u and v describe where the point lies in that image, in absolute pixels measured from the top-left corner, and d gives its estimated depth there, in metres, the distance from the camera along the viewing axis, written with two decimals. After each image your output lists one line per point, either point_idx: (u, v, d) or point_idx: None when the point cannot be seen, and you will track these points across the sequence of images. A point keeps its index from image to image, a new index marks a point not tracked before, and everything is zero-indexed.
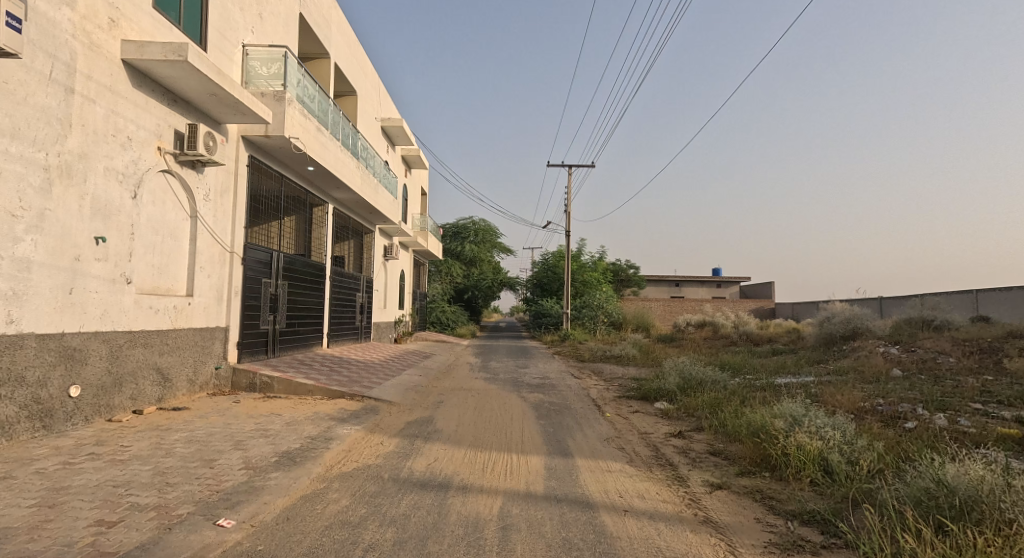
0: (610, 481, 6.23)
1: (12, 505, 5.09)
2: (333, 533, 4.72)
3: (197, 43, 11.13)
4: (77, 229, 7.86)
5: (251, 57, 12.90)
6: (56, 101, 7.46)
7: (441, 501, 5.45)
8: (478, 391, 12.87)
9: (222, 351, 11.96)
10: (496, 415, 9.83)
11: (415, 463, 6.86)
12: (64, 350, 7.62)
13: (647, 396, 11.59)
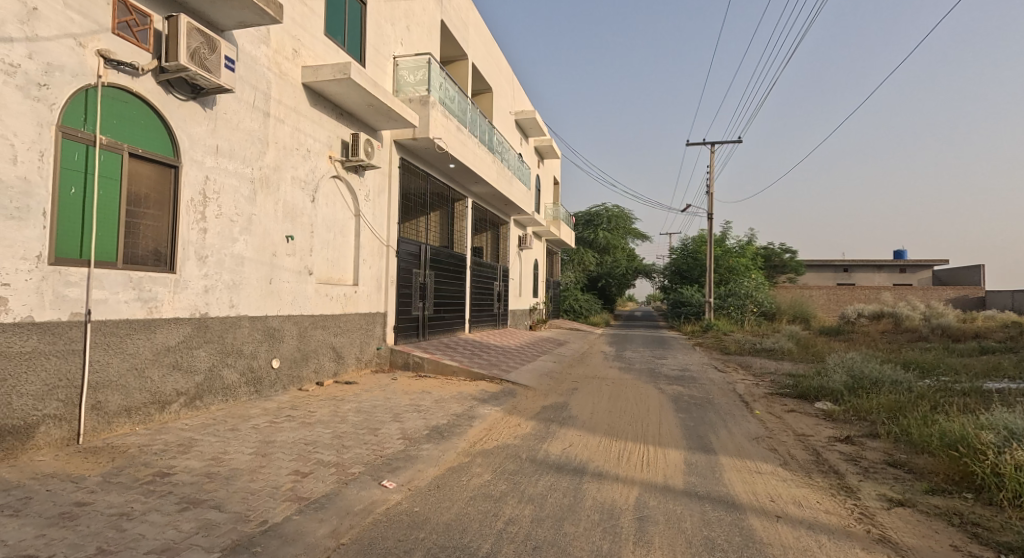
0: (760, 483, 6.10)
1: (239, 451, 6.46)
2: (477, 504, 5.36)
3: (356, 60, 12.74)
4: (275, 230, 9.60)
5: (401, 67, 14.38)
6: (258, 124, 9.13)
7: (577, 485, 5.97)
8: (612, 380, 13.29)
9: (382, 333, 13.69)
10: (631, 405, 10.22)
11: (549, 446, 7.55)
12: (268, 330, 9.42)
13: (805, 394, 11.11)
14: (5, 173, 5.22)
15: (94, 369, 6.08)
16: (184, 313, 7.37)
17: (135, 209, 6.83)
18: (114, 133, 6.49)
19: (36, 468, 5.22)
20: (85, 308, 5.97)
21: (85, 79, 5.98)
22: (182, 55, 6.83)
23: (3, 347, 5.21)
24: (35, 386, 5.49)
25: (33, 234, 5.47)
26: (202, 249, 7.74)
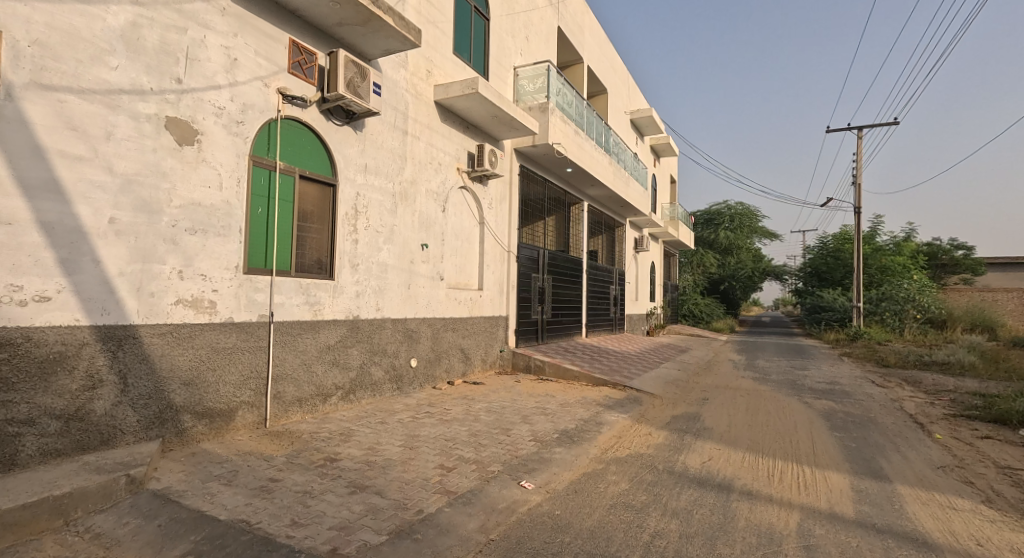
0: (958, 522, 5.49)
1: (390, 442, 7.09)
2: (619, 513, 5.44)
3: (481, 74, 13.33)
4: (413, 239, 10.22)
5: (520, 77, 14.75)
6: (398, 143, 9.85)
7: (725, 503, 5.81)
8: (748, 391, 12.58)
9: (504, 336, 14.14)
10: (774, 420, 9.64)
11: (686, 458, 7.38)
12: (407, 331, 10.08)
13: (1002, 418, 9.70)
14: (213, 198, 6.19)
15: (276, 363, 6.98)
16: (340, 315, 8.13)
17: (304, 223, 7.66)
18: (289, 159, 7.33)
19: (238, 446, 6.16)
20: (269, 310, 6.89)
21: (268, 114, 6.88)
22: (340, 85, 7.59)
23: (213, 343, 6.20)
24: (235, 376, 6.44)
25: (233, 248, 6.41)
26: (355, 258, 8.50)
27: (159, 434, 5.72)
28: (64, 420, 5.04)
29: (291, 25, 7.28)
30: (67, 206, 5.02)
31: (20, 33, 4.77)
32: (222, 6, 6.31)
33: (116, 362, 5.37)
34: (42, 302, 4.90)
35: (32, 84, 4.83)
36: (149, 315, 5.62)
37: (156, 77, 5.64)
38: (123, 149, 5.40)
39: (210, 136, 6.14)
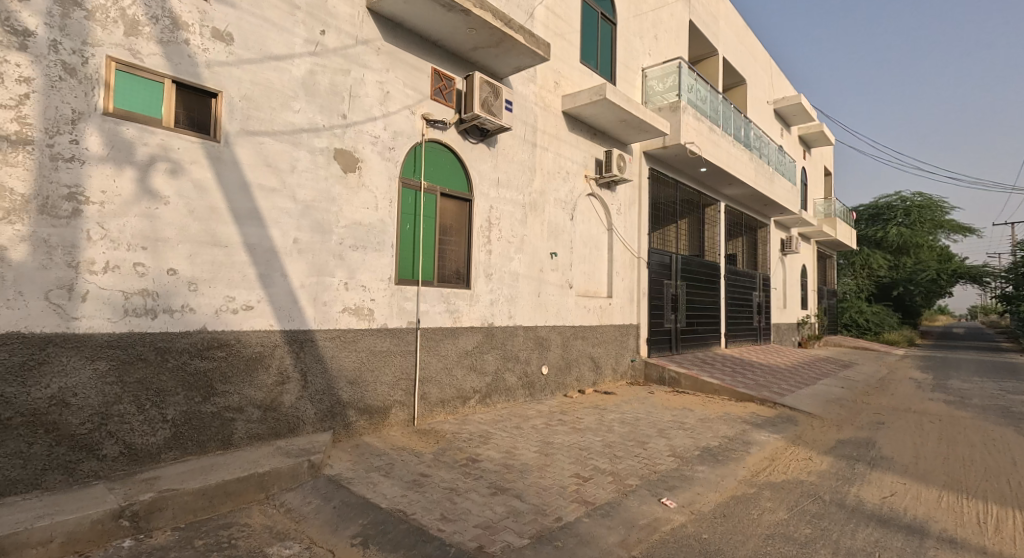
0: None
1: (525, 447, 7.37)
2: (777, 545, 5.16)
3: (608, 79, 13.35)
4: (540, 248, 10.08)
5: (650, 78, 14.54)
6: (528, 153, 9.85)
7: (916, 548, 5.21)
8: (938, 418, 10.95)
9: (635, 345, 13.89)
10: (979, 456, 8.35)
11: (860, 491, 6.73)
12: (537, 339, 10.06)
13: None
14: (371, 218, 6.86)
15: (423, 366, 7.53)
16: (477, 321, 8.40)
17: (445, 237, 7.99)
18: (432, 179, 7.74)
19: (392, 440, 6.83)
20: (417, 317, 7.43)
21: (414, 138, 7.39)
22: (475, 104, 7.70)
23: (372, 346, 6.90)
24: (389, 378, 7.09)
25: (386, 262, 7.00)
26: (489, 268, 8.64)
27: (331, 426, 6.53)
28: (262, 409, 6.00)
29: (433, 54, 7.68)
30: (264, 229, 5.97)
31: (233, 90, 5.79)
32: (376, 46, 6.96)
33: (299, 362, 6.26)
34: (247, 311, 5.89)
35: (242, 132, 5.84)
36: (322, 322, 6.44)
37: (327, 115, 6.47)
38: (304, 179, 6.26)
39: (369, 163, 6.82)
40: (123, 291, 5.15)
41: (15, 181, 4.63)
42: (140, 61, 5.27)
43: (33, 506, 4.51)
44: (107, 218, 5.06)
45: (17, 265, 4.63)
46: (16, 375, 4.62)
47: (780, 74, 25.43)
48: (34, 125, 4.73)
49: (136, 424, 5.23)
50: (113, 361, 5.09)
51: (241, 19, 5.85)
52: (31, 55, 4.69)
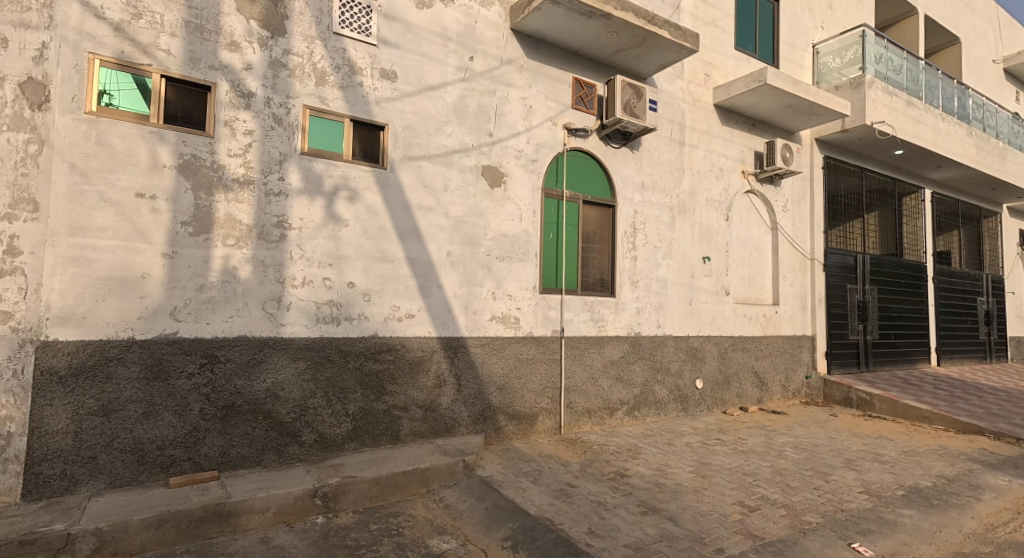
0: None
1: (680, 467, 6.94)
2: None
3: (769, 63, 11.58)
4: (691, 252, 8.96)
5: (822, 53, 12.25)
6: (679, 149, 8.86)
7: None
8: None
9: (811, 360, 11.62)
10: None
11: None
12: (689, 350, 8.87)
13: None
14: (515, 229, 7.06)
15: (568, 374, 7.51)
16: (623, 330, 8.06)
17: (589, 245, 7.87)
18: (575, 187, 7.72)
19: (540, 447, 6.97)
20: (561, 326, 7.45)
21: (556, 149, 7.45)
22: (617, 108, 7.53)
23: (519, 354, 7.09)
24: (536, 385, 7.21)
25: (530, 271, 7.17)
26: (635, 275, 8.21)
27: (483, 429, 6.84)
28: (423, 409, 6.52)
29: (574, 63, 7.72)
30: (423, 245, 6.49)
31: (397, 122, 6.40)
32: (520, 64, 7.18)
33: (454, 366, 6.67)
34: (410, 319, 6.44)
35: (404, 158, 6.41)
36: (473, 329, 6.79)
37: (476, 135, 6.81)
38: (455, 196, 6.67)
39: (513, 177, 7.05)
40: (315, 301, 5.99)
41: (243, 214, 5.69)
42: (327, 105, 6.10)
43: (255, 479, 5.49)
44: (304, 241, 5.94)
45: (244, 282, 5.69)
46: (245, 370, 5.68)
47: (1012, 26, 20.66)
48: (255, 168, 5.75)
49: (326, 417, 6.06)
50: (309, 361, 5.96)
51: (403, 57, 6.46)
52: (252, 111, 5.75)
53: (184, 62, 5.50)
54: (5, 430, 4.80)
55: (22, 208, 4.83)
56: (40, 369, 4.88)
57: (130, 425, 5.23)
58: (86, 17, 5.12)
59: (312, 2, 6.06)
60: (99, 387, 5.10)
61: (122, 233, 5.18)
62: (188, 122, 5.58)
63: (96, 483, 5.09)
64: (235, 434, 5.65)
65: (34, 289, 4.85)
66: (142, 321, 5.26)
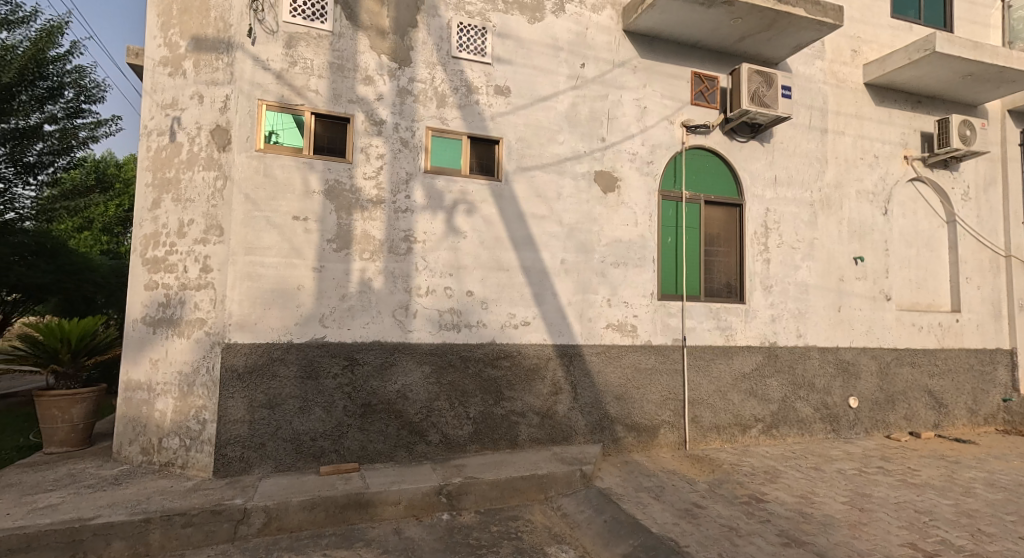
0: None
1: (830, 496, 5.93)
2: None
3: (941, 27, 9.28)
4: (839, 252, 7.95)
5: (1015, 8, 9.51)
6: (821, 137, 7.95)
7: None
8: None
9: (1012, 381, 9.16)
10: None
11: None
12: (840, 363, 7.84)
13: None
14: (631, 234, 6.85)
15: (692, 387, 7.07)
16: (755, 341, 7.39)
17: (713, 247, 7.39)
18: (695, 187, 7.31)
19: (664, 463, 6.60)
20: (682, 335, 7.06)
21: (673, 149, 7.13)
22: (743, 99, 6.98)
23: (637, 364, 6.83)
24: (656, 396, 6.91)
25: (647, 277, 6.90)
26: (767, 279, 7.48)
27: (600, 439, 6.67)
28: (540, 416, 6.42)
29: (693, 57, 7.33)
30: (538, 253, 6.41)
31: (511, 135, 6.34)
32: (633, 65, 6.97)
33: (570, 374, 6.54)
34: (525, 326, 6.38)
35: (518, 168, 6.35)
36: (588, 337, 6.64)
37: (588, 141, 6.69)
38: (568, 204, 6.56)
39: (627, 181, 6.85)
40: (439, 309, 6.06)
41: (376, 230, 5.87)
42: (448, 125, 6.13)
43: (389, 473, 5.68)
44: (427, 253, 6.02)
45: (377, 291, 5.87)
46: (380, 372, 5.87)
47: None
48: (385, 189, 5.89)
49: (450, 418, 6.11)
50: (434, 365, 6.04)
51: (516, 72, 6.40)
52: (383, 136, 5.89)
53: (328, 99, 5.76)
54: (201, 417, 5.46)
55: (213, 234, 5.47)
56: (225, 367, 5.44)
57: (289, 418, 5.61)
58: (254, 67, 5.57)
59: (432, 30, 6.13)
60: (266, 383, 5.54)
61: (283, 251, 5.57)
62: (333, 152, 5.80)
63: (265, 466, 5.53)
64: (372, 430, 5.86)
65: (221, 300, 5.44)
66: (298, 328, 5.63)
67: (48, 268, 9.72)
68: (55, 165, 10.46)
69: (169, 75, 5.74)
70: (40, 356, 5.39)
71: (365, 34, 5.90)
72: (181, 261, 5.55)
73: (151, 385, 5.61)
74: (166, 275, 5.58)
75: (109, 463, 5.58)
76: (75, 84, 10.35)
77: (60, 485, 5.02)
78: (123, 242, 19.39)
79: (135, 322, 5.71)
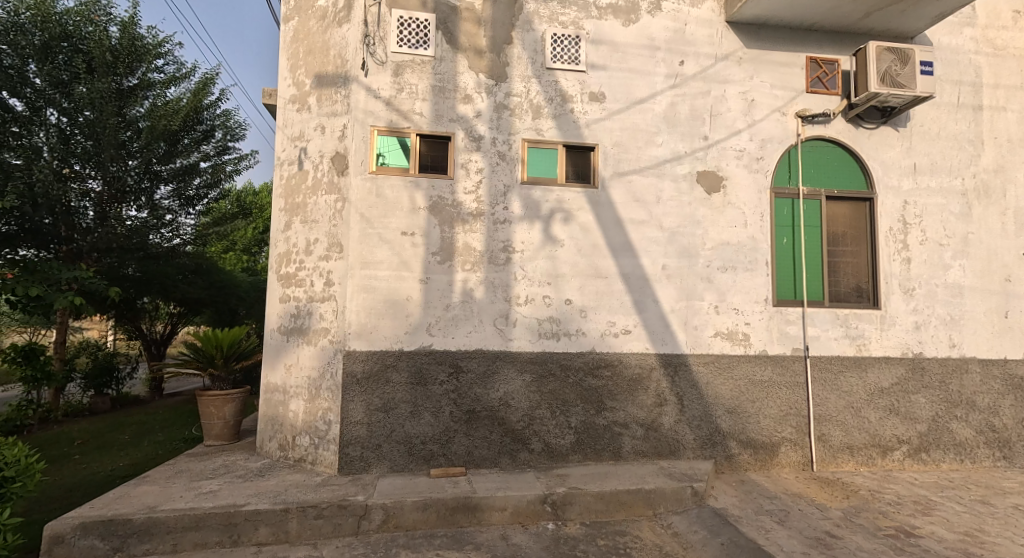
0: None
1: (1005, 537, 4.96)
2: None
3: None
4: (1004, 247, 6.79)
5: None
6: (973, 116, 6.89)
7: None
8: None
9: None
10: None
11: None
12: (1010, 379, 6.67)
13: None
14: (740, 236, 6.42)
15: (817, 402, 6.44)
16: (895, 352, 6.54)
17: (838, 247, 6.69)
18: (814, 181, 6.70)
19: (786, 484, 6.03)
20: (804, 344, 6.46)
21: (787, 142, 6.60)
22: (871, 81, 6.28)
23: (750, 375, 6.36)
24: (774, 410, 6.38)
25: (760, 281, 6.41)
26: (908, 282, 6.61)
27: (712, 455, 6.27)
28: (644, 428, 6.18)
29: (808, 41, 6.74)
30: (637, 259, 6.23)
31: (607, 141, 6.25)
32: (739, 56, 6.57)
33: (676, 385, 6.24)
34: (626, 334, 6.19)
35: (615, 174, 6.24)
36: (695, 346, 6.30)
37: (689, 140, 6.40)
38: (669, 208, 6.32)
39: (735, 179, 6.45)
40: (537, 318, 6.01)
41: (476, 241, 5.94)
42: (543, 135, 6.14)
43: (495, 479, 5.64)
44: (525, 262, 6.02)
45: (479, 301, 5.92)
46: (483, 379, 5.88)
47: None
48: (485, 202, 5.97)
49: (552, 427, 6.00)
50: (536, 374, 5.97)
51: (611, 77, 6.31)
52: (482, 151, 5.99)
53: (431, 120, 5.94)
54: (327, 418, 5.71)
55: (334, 251, 5.75)
56: (345, 372, 5.66)
57: (401, 421, 5.74)
58: (367, 97, 5.84)
59: (527, 44, 6.16)
60: (380, 388, 5.71)
61: (393, 265, 5.78)
62: (436, 170, 5.97)
63: (381, 466, 5.69)
64: (477, 437, 5.87)
65: (342, 310, 5.68)
66: (408, 336, 5.78)
67: (203, 285, 11.83)
68: (208, 197, 11.00)
69: (296, 111, 6.13)
70: (200, 360, 6.22)
71: (464, 56, 6.04)
72: (309, 276, 5.87)
73: (285, 387, 5.98)
74: (297, 289, 5.94)
75: (254, 457, 6.04)
76: (222, 124, 10.81)
77: (216, 474, 5.59)
78: (256, 261, 21.70)
79: (272, 330, 6.14)
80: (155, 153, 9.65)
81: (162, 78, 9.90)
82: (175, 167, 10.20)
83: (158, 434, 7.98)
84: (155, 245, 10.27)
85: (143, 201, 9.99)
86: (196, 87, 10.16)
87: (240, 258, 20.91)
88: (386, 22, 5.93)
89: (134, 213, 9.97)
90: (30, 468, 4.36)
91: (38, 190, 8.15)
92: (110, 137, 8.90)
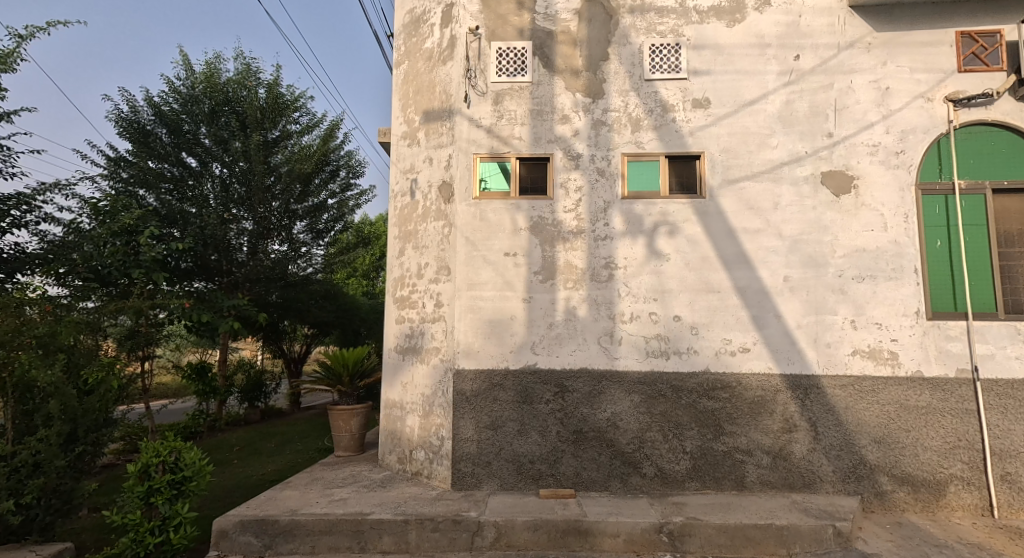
0: None
1: None
2: None
3: None
4: None
5: None
6: None
7: None
8: None
9: None
10: None
11: None
12: None
13: None
14: (879, 241, 5.69)
15: (995, 434, 5.41)
16: None
17: (1012, 249, 5.64)
18: (974, 173, 5.74)
19: (958, 531, 5.08)
20: (973, 364, 5.49)
21: (935, 131, 5.75)
22: None
23: (901, 400, 5.52)
24: (937, 443, 5.47)
25: (909, 292, 5.58)
26: None
27: (858, 491, 5.51)
28: (772, 456, 5.62)
29: (957, 14, 5.87)
30: (754, 271, 5.78)
31: (713, 148, 5.94)
32: (867, 42, 5.90)
33: (807, 411, 5.61)
34: (745, 353, 5.72)
35: (724, 182, 5.89)
36: (829, 366, 5.63)
37: (810, 140, 5.86)
38: (789, 214, 5.80)
39: (868, 178, 5.76)
40: (645, 335, 5.80)
41: (578, 259, 5.92)
42: (644, 148, 5.99)
43: (606, 503, 5.42)
44: (630, 278, 5.86)
45: (583, 319, 5.86)
46: (590, 399, 5.77)
47: None
48: (586, 219, 5.95)
49: (665, 451, 5.69)
50: (644, 395, 5.73)
51: (716, 82, 6.01)
52: (581, 169, 6.00)
53: (531, 143, 6.10)
54: (440, 434, 5.93)
55: (443, 274, 6.06)
56: (456, 390, 5.89)
57: (509, 439, 5.82)
58: (470, 127, 6.16)
59: (625, 59, 6.10)
60: (488, 406, 5.85)
61: (497, 285, 5.96)
62: (536, 191, 6.10)
63: (492, 483, 5.79)
64: (585, 457, 5.75)
65: (451, 330, 5.94)
66: (513, 355, 5.88)
67: (331, 308, 13.10)
68: (335, 230, 12.26)
69: (408, 146, 6.63)
70: (330, 378, 6.90)
71: (561, 77, 6.14)
72: (421, 298, 6.23)
73: (403, 403, 6.35)
74: (411, 310, 6.33)
75: (377, 468, 6.49)
76: (345, 164, 12.08)
77: (345, 483, 6.04)
78: (375, 286, 23.47)
79: (391, 350, 6.59)
80: (293, 194, 11.01)
81: (298, 128, 11.33)
82: (308, 205, 11.56)
83: (298, 443, 8.91)
84: (294, 274, 11.59)
85: (284, 236, 11.38)
86: (326, 134, 11.50)
87: (362, 281, 22.60)
88: (486, 55, 6.23)
89: (277, 247, 11.37)
90: (203, 470, 5.03)
91: (207, 232, 9.69)
92: (259, 183, 10.41)
